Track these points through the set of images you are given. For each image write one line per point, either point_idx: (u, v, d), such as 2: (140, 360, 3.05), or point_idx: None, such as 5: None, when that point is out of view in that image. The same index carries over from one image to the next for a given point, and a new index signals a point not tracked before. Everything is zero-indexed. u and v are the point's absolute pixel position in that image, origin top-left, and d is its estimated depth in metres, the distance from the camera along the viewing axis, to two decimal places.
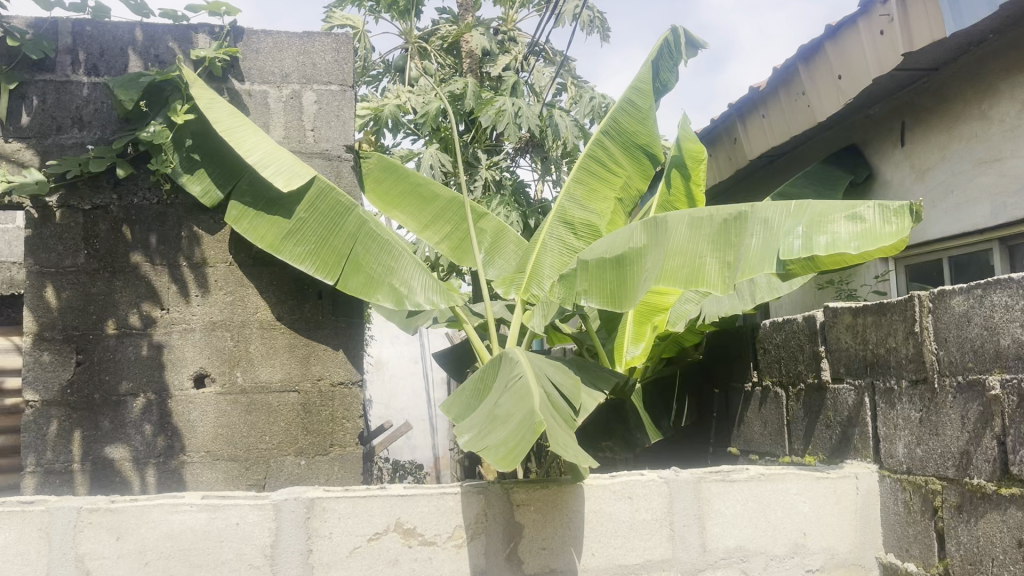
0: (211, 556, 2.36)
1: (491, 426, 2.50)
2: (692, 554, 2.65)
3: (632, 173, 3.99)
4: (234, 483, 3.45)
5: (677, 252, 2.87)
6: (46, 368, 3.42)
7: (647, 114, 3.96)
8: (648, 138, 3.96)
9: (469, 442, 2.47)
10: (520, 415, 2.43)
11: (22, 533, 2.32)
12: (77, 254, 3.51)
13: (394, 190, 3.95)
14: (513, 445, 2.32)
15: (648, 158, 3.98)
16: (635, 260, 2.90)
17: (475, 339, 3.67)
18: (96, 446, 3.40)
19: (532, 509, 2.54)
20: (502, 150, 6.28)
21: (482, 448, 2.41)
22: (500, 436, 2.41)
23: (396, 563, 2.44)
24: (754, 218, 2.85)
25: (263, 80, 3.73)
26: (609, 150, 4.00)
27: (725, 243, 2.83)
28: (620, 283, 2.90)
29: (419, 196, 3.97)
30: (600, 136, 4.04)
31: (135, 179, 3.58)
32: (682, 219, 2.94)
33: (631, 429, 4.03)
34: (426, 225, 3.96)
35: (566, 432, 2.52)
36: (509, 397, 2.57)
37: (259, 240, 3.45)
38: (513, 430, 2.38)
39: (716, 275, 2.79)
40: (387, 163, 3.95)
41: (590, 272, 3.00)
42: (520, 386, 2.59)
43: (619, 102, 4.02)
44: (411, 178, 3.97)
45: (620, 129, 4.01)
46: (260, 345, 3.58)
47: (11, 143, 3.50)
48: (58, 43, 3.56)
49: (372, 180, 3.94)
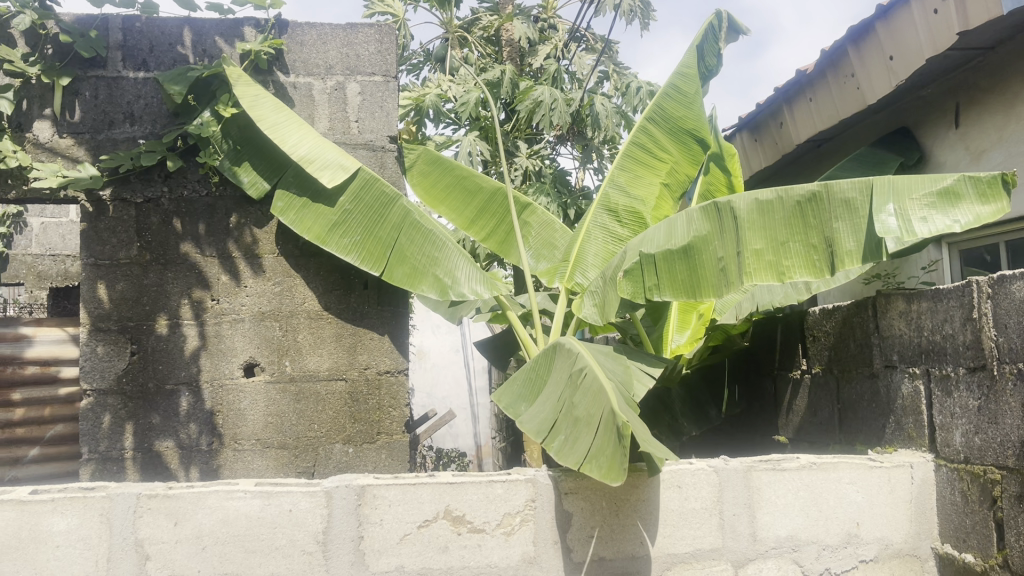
0: (265, 542, 2.39)
1: (572, 428, 2.51)
2: (742, 543, 2.63)
3: (679, 157, 3.93)
4: (284, 471, 3.51)
5: (750, 240, 2.88)
6: (102, 358, 3.50)
7: (692, 100, 3.86)
8: (694, 123, 3.86)
9: (556, 450, 2.48)
10: (601, 416, 2.44)
11: (84, 519, 2.35)
12: (130, 246, 3.58)
13: (440, 184, 3.96)
14: (608, 453, 2.35)
15: (696, 143, 3.90)
16: (703, 249, 2.94)
17: (520, 330, 3.66)
18: (149, 434, 3.48)
19: (581, 497, 2.54)
20: (543, 139, 6.25)
21: (571, 456, 2.43)
22: (587, 441, 2.43)
23: (446, 550, 2.46)
24: (833, 198, 2.79)
25: (308, 72, 3.76)
26: (654, 137, 3.95)
27: (803, 225, 2.82)
28: (693, 276, 2.93)
29: (463, 188, 3.99)
30: (644, 122, 3.98)
31: (185, 172, 3.64)
32: (749, 202, 2.92)
33: (676, 418, 4.09)
34: (471, 222, 3.99)
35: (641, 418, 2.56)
36: (580, 395, 2.57)
37: (305, 231, 3.48)
38: (600, 435, 2.39)
39: (802, 259, 2.81)
40: (433, 154, 3.94)
41: (658, 265, 2.99)
42: (589, 382, 2.58)
43: (664, 88, 3.95)
44: (455, 171, 3.98)
45: (665, 115, 3.94)
46: (308, 335, 3.63)
47: (66, 138, 3.59)
48: (109, 39, 3.63)
49: (418, 172, 3.93)
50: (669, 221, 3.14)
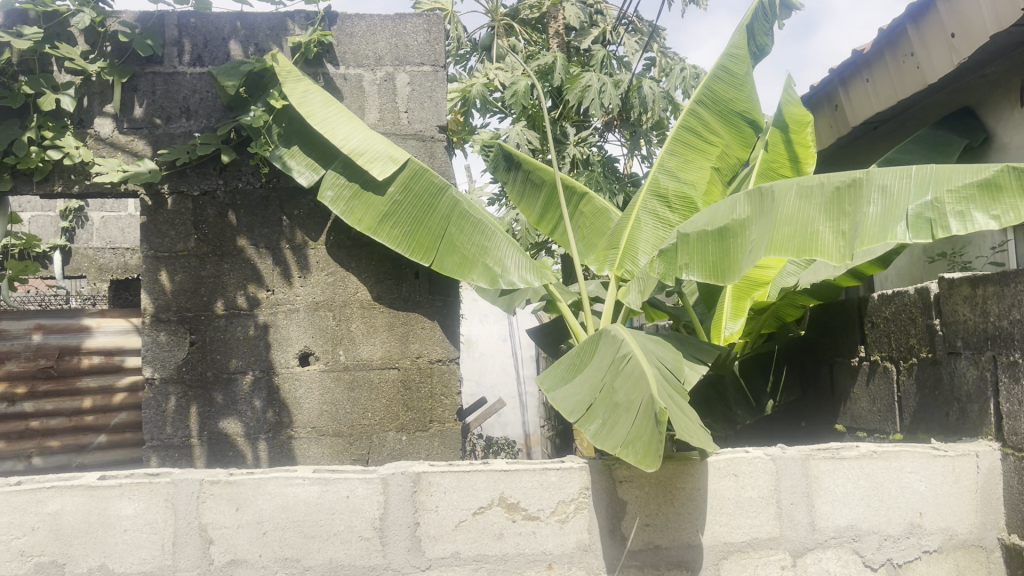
0: (324, 528, 2.43)
1: (613, 414, 2.50)
2: (801, 533, 2.59)
3: (729, 139, 3.91)
4: (340, 458, 3.58)
5: (781, 221, 2.78)
6: (163, 348, 3.60)
7: (742, 80, 3.85)
8: (744, 104, 3.86)
9: (596, 435, 2.47)
10: (641, 402, 2.41)
11: (150, 504, 2.40)
12: (188, 238, 3.65)
13: (516, 181, 4.15)
14: (645, 438, 2.31)
15: (748, 123, 3.90)
16: (740, 232, 2.89)
17: (571, 318, 3.65)
18: (211, 421, 3.57)
19: (636, 486, 2.53)
20: (590, 126, 6.19)
21: (610, 441, 2.41)
22: (626, 427, 2.41)
23: (501, 537, 2.46)
24: (871, 184, 2.70)
25: (358, 63, 3.79)
26: (704, 120, 3.91)
27: (837, 211, 2.72)
28: (724, 256, 2.91)
29: (533, 184, 4.10)
30: (694, 105, 3.93)
31: (239, 164, 3.70)
32: (789, 188, 2.84)
33: (729, 407, 3.95)
34: (539, 218, 4.09)
35: (686, 409, 2.52)
36: (623, 381, 2.55)
37: (356, 222, 3.52)
38: (639, 421, 2.37)
39: (831, 245, 2.68)
40: (508, 151, 4.14)
41: (691, 246, 3.01)
42: (631, 368, 2.57)
43: (713, 70, 3.91)
44: (525, 167, 4.10)
45: (714, 98, 3.91)
46: (361, 324, 3.68)
47: (125, 133, 3.67)
48: (165, 35, 3.70)
49: (501, 172, 4.19)
50: (714, 208, 3.13)
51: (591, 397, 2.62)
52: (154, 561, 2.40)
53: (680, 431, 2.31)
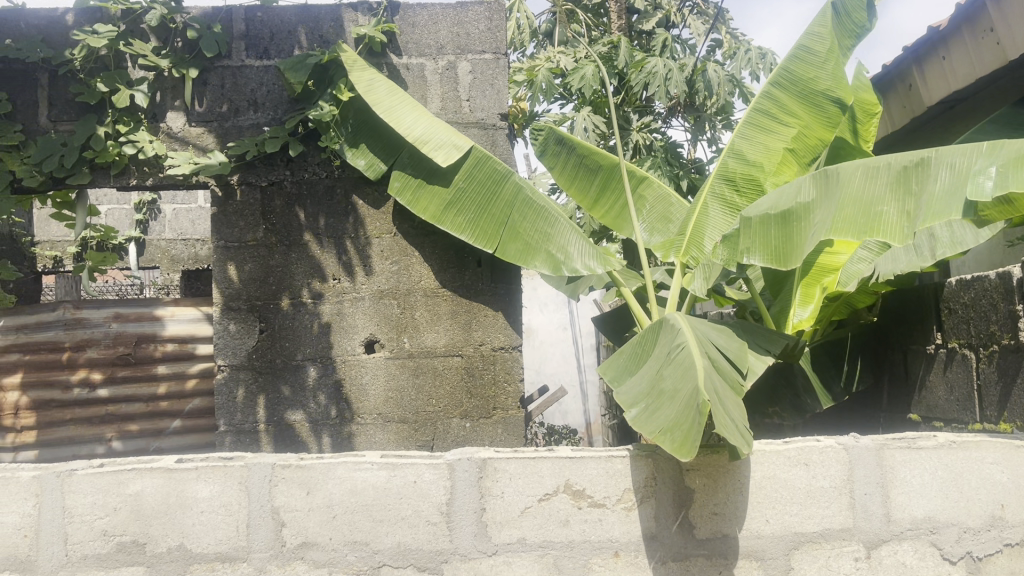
0: (391, 512, 2.37)
1: (659, 402, 2.48)
2: (875, 524, 2.43)
3: (808, 119, 3.72)
4: (405, 444, 3.65)
5: (847, 201, 2.81)
6: (234, 335, 3.69)
7: (825, 58, 3.66)
8: (826, 82, 3.66)
9: (641, 421, 2.46)
10: (687, 392, 2.39)
11: (224, 488, 2.38)
12: (257, 229, 3.73)
13: (567, 165, 4.06)
14: (685, 428, 2.26)
15: (831, 103, 3.69)
16: (803, 215, 2.83)
17: (635, 305, 3.61)
18: (280, 407, 3.66)
19: (702, 475, 2.40)
20: (653, 111, 6.12)
21: (652, 427, 2.39)
22: (668, 415, 2.38)
23: (567, 524, 2.37)
24: (939, 161, 2.68)
25: (420, 52, 3.81)
26: (780, 102, 3.77)
27: (904, 190, 2.73)
28: (787, 242, 2.81)
29: (586, 167, 4.03)
30: (769, 86, 3.81)
31: (306, 156, 3.75)
32: (855, 169, 2.86)
33: (798, 393, 3.85)
34: (595, 200, 4.04)
35: (735, 406, 2.47)
36: (674, 370, 2.53)
37: (422, 212, 3.56)
38: (680, 411, 2.33)
39: (896, 224, 2.70)
40: (560, 135, 4.05)
41: (753, 230, 2.88)
42: (683, 357, 2.54)
43: (792, 49, 3.77)
44: (578, 149, 4.02)
45: (794, 78, 3.75)
46: (424, 313, 3.72)
47: (195, 127, 3.76)
48: (232, 30, 3.78)
49: (550, 155, 4.09)
50: (780, 190, 3.05)
51: (644, 388, 2.61)
52: (229, 542, 2.38)
53: (721, 426, 2.26)
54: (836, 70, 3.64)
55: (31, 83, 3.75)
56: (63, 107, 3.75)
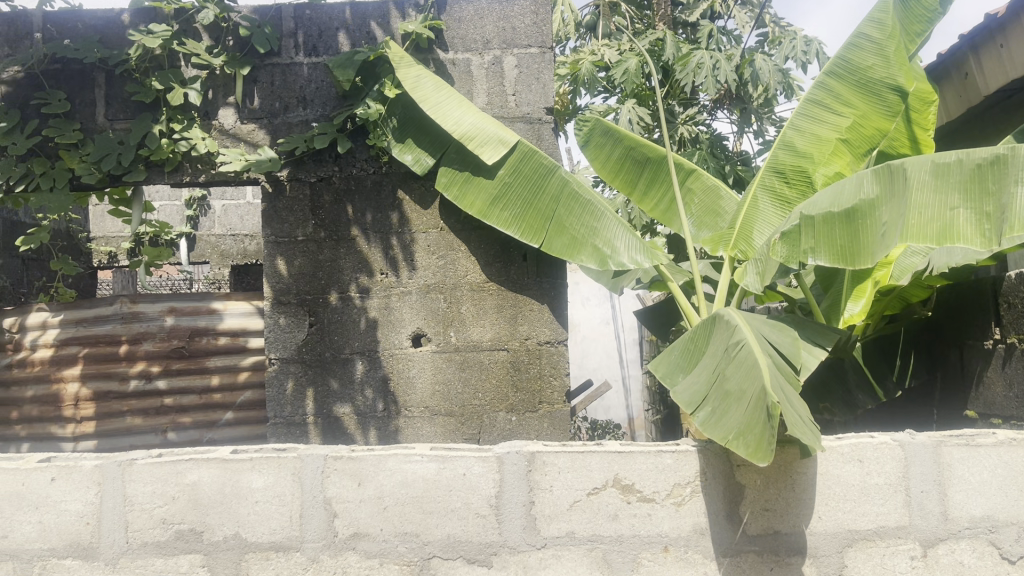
0: (441, 504, 2.35)
1: (725, 405, 2.46)
2: (931, 522, 2.38)
3: (863, 108, 3.62)
4: (451, 437, 3.68)
5: (919, 201, 2.76)
6: (284, 329, 3.75)
7: (883, 45, 3.55)
8: (883, 70, 3.55)
9: (708, 423, 2.44)
10: (755, 394, 2.36)
11: (278, 478, 2.36)
12: (306, 224, 3.78)
13: (613, 157, 4.02)
14: (757, 432, 2.23)
15: (890, 91, 3.56)
16: (869, 213, 2.78)
17: (682, 299, 3.60)
18: (329, 400, 3.72)
19: (755, 470, 2.37)
20: (698, 103, 6.07)
21: (721, 431, 2.36)
22: (737, 418, 2.35)
23: (616, 518, 2.34)
24: (1016, 161, 2.54)
25: (466, 48, 3.82)
26: (835, 92, 3.69)
27: (979, 190, 2.63)
28: (853, 240, 2.82)
29: (633, 159, 4.01)
30: (823, 76, 3.72)
31: (354, 152, 3.79)
32: (925, 167, 2.79)
33: (850, 390, 3.78)
34: (641, 193, 4.05)
35: (799, 403, 2.46)
36: (737, 372, 2.52)
37: (468, 207, 3.57)
38: (750, 414, 2.31)
39: (972, 228, 2.62)
40: (606, 126, 4.02)
41: (817, 228, 2.92)
42: (746, 357, 2.52)
43: (849, 37, 3.67)
44: (625, 142, 3.99)
45: (848, 67, 3.65)
46: (471, 307, 3.75)
47: (247, 124, 3.83)
48: (282, 28, 3.83)
49: (593, 147, 4.05)
50: (840, 185, 3.02)
51: (707, 390, 2.62)
52: (283, 531, 2.35)
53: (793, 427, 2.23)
54: (893, 57, 3.52)
55: (89, 83, 3.85)
56: (120, 106, 3.84)
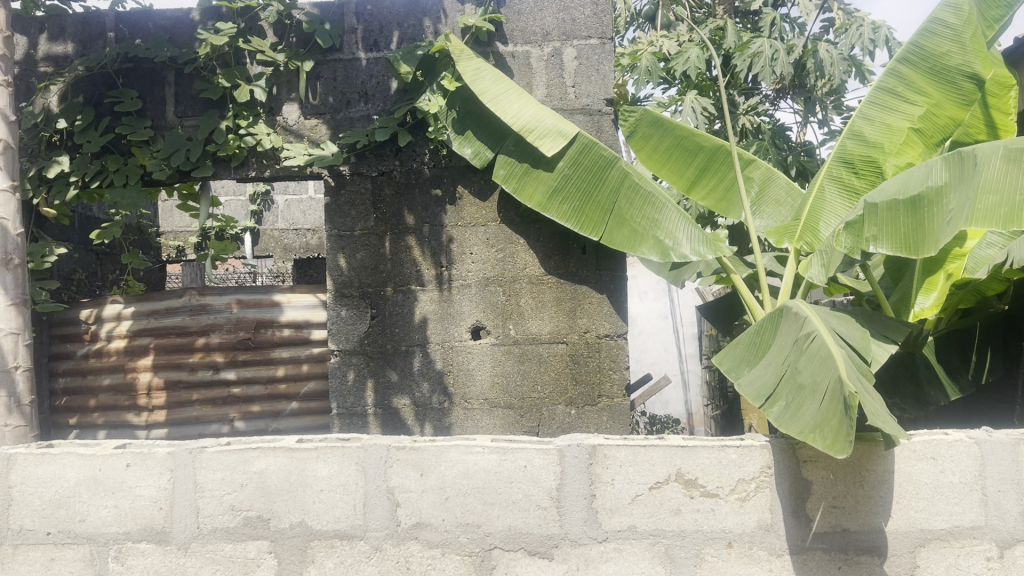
0: (502, 496, 2.35)
1: (799, 398, 2.44)
2: (1009, 523, 2.30)
3: (937, 97, 3.51)
4: (511, 429, 3.70)
5: (989, 185, 2.68)
6: (346, 321, 3.81)
7: (960, 31, 3.43)
8: (960, 57, 3.43)
9: (781, 416, 2.41)
10: (832, 387, 2.34)
11: (342, 467, 2.39)
12: (368, 217, 3.83)
13: (661, 147, 3.97)
14: (835, 425, 2.20)
15: (966, 79, 3.44)
16: (936, 200, 2.72)
17: (745, 293, 3.57)
18: (390, 391, 3.77)
19: (822, 466, 2.31)
20: (761, 93, 5.95)
21: (795, 424, 2.33)
22: (813, 410, 2.33)
23: (679, 513, 2.31)
24: None
25: (526, 40, 3.82)
26: (908, 80, 3.57)
27: None
28: (917, 229, 2.72)
29: (685, 149, 3.94)
30: (896, 64, 3.61)
31: (414, 145, 3.81)
32: (996, 152, 2.72)
33: (922, 386, 3.67)
34: (693, 183, 3.96)
35: (875, 394, 2.43)
36: (810, 364, 2.51)
37: (528, 199, 3.57)
38: (826, 407, 2.28)
39: None
40: (653, 116, 3.96)
41: (880, 216, 2.80)
42: (819, 349, 2.53)
43: (924, 22, 3.54)
44: (675, 132, 3.95)
45: (923, 54, 3.53)
46: (530, 299, 3.76)
47: (310, 119, 3.89)
48: (343, 23, 3.88)
49: (640, 138, 3.98)
50: (906, 174, 2.96)
51: (776, 382, 2.59)
52: (347, 520, 2.39)
53: (871, 418, 2.19)
54: (970, 43, 3.40)
55: (159, 81, 3.95)
56: (189, 103, 3.94)
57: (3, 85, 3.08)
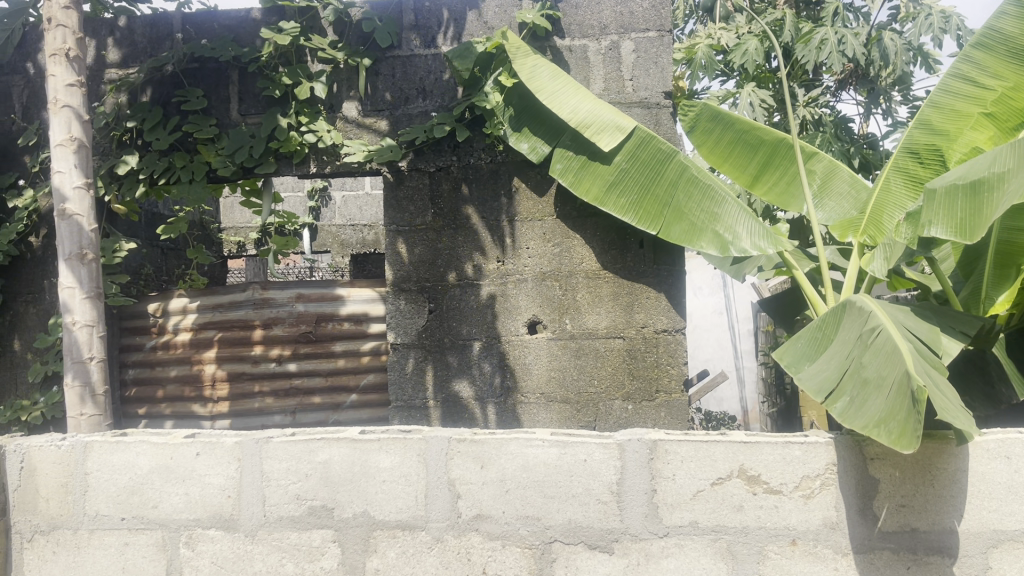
0: (563, 489, 2.35)
1: (864, 392, 2.40)
2: None
3: (1012, 80, 3.37)
4: (568, 423, 3.71)
5: None
6: (405, 314, 3.85)
7: None
8: None
9: (845, 411, 2.38)
10: (899, 382, 2.30)
11: (404, 458, 2.42)
12: (426, 212, 3.86)
13: (722, 141, 3.92)
14: (902, 420, 2.15)
15: None
16: (997, 185, 2.66)
17: (808, 287, 3.52)
18: (448, 384, 3.80)
19: (890, 464, 2.26)
20: (822, 84, 5.84)
21: (860, 419, 2.30)
22: (879, 405, 2.29)
23: (742, 509, 2.28)
24: None
25: (583, 34, 3.81)
26: (981, 64, 3.44)
27: None
28: (974, 214, 2.67)
29: (746, 142, 3.89)
30: (970, 48, 3.48)
31: (472, 141, 3.83)
32: None
33: (993, 383, 3.52)
34: (755, 177, 3.91)
35: (945, 388, 2.37)
36: (875, 359, 2.47)
37: (585, 193, 3.56)
38: (893, 402, 2.24)
39: None
40: (712, 110, 3.92)
41: (939, 202, 2.78)
42: (885, 343, 2.48)
43: (1003, 6, 3.43)
44: (736, 126, 3.90)
45: (999, 36, 3.40)
46: (586, 294, 3.75)
47: (370, 115, 3.94)
48: (402, 20, 3.92)
49: (699, 131, 3.94)
50: (971, 163, 2.89)
51: (839, 376, 2.55)
52: (409, 510, 2.42)
53: (941, 413, 2.14)
54: None
55: (224, 80, 4.05)
56: (252, 101, 4.02)
57: (77, 85, 3.18)
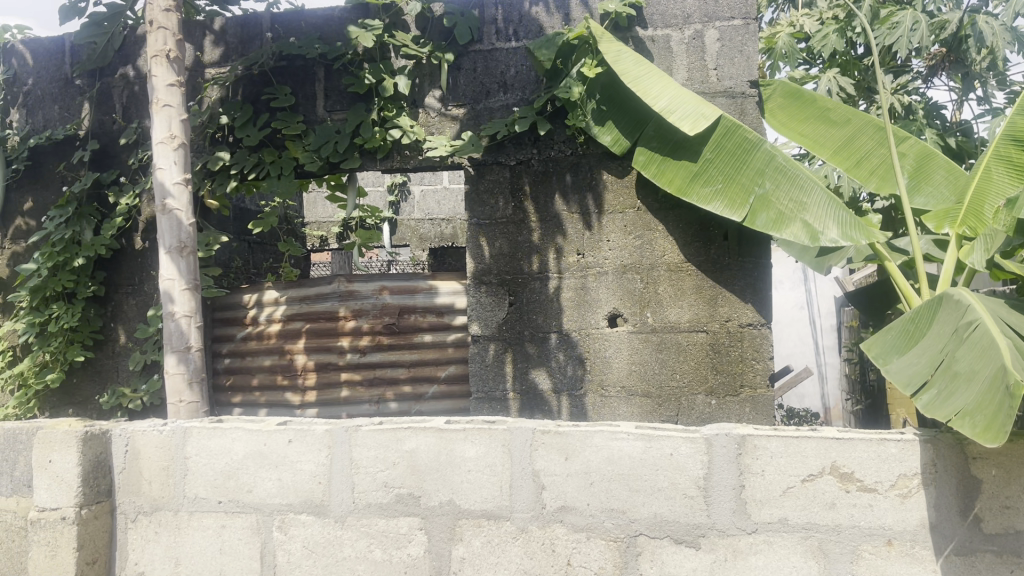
0: (649, 483, 2.34)
1: (953, 386, 2.31)
2: None
3: None
4: (649, 418, 3.68)
5: None
6: (486, 307, 3.88)
7: None
8: None
9: (933, 404, 2.29)
10: (991, 376, 2.20)
11: (489, 448, 2.44)
12: (506, 206, 3.88)
13: (801, 116, 3.82)
14: (991, 413, 2.07)
15: None
16: None
17: (901, 280, 3.41)
18: (527, 375, 3.82)
19: (993, 464, 2.14)
20: (911, 70, 5.63)
21: (947, 411, 2.21)
22: (967, 398, 2.20)
23: (834, 507, 2.23)
24: None
25: (666, 23, 3.76)
26: None
27: None
28: None
29: (829, 120, 3.80)
30: None
31: (553, 134, 3.83)
32: None
33: None
34: (838, 150, 3.78)
35: None
36: (968, 353, 2.36)
37: (667, 184, 3.54)
38: (982, 396, 2.15)
39: None
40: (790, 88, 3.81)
41: None
42: (980, 337, 2.37)
43: None
44: (818, 102, 3.80)
45: None
46: (669, 288, 3.71)
47: (451, 110, 3.98)
48: (484, 15, 3.95)
49: (775, 107, 3.83)
50: None
51: (930, 370, 2.45)
52: (494, 500, 2.44)
53: None
54: None
55: (310, 78, 4.15)
56: (337, 98, 4.11)
57: (176, 85, 3.31)
